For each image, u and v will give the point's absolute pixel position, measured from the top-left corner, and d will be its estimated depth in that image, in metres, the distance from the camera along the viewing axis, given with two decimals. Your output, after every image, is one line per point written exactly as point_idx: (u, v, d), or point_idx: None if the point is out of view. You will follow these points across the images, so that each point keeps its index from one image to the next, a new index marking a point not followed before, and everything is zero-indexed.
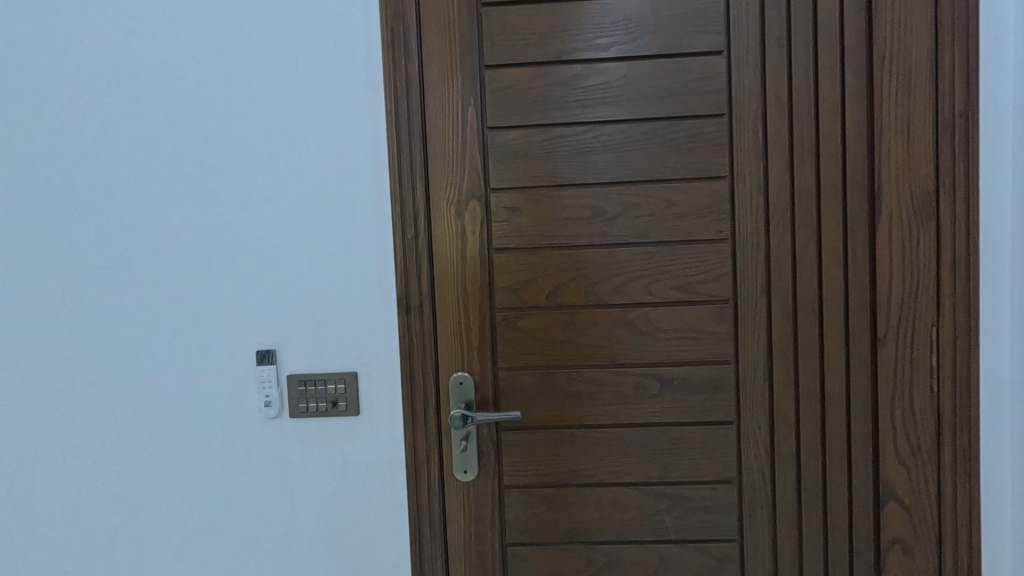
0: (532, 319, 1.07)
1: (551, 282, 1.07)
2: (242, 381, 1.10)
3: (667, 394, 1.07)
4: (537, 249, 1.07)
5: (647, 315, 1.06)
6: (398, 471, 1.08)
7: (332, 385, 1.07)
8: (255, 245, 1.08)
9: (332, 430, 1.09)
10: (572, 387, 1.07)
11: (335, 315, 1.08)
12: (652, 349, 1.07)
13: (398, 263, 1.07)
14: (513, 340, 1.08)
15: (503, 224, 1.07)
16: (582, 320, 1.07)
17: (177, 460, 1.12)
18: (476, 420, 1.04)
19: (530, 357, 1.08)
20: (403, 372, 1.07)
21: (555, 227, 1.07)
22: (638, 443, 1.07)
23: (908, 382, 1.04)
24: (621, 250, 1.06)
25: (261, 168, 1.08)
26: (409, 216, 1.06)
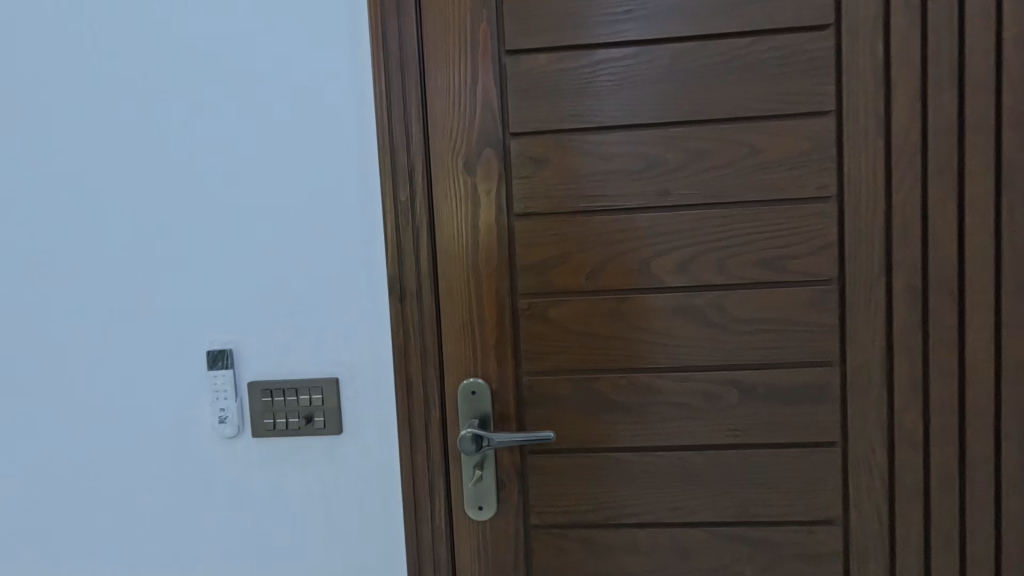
0: (566, 308, 0.81)
1: (591, 259, 0.80)
2: (185, 391, 0.83)
3: (746, 407, 0.80)
4: (572, 215, 0.80)
5: (721, 303, 0.79)
6: (395, 507, 0.84)
7: (306, 395, 0.83)
8: (201, 215, 0.82)
9: (307, 454, 0.84)
10: (620, 398, 0.81)
11: (309, 303, 0.83)
12: (727, 347, 0.79)
13: (388, 235, 0.81)
14: (540, 336, 0.81)
15: (527, 183, 0.80)
16: (632, 308, 0.80)
17: (107, 499, 0.86)
18: (491, 443, 0.79)
19: (563, 360, 0.81)
20: (398, 379, 0.82)
21: (596, 186, 0.80)
22: (708, 471, 0.81)
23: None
24: (685, 215, 0.78)
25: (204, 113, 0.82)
26: (402, 173, 0.80)
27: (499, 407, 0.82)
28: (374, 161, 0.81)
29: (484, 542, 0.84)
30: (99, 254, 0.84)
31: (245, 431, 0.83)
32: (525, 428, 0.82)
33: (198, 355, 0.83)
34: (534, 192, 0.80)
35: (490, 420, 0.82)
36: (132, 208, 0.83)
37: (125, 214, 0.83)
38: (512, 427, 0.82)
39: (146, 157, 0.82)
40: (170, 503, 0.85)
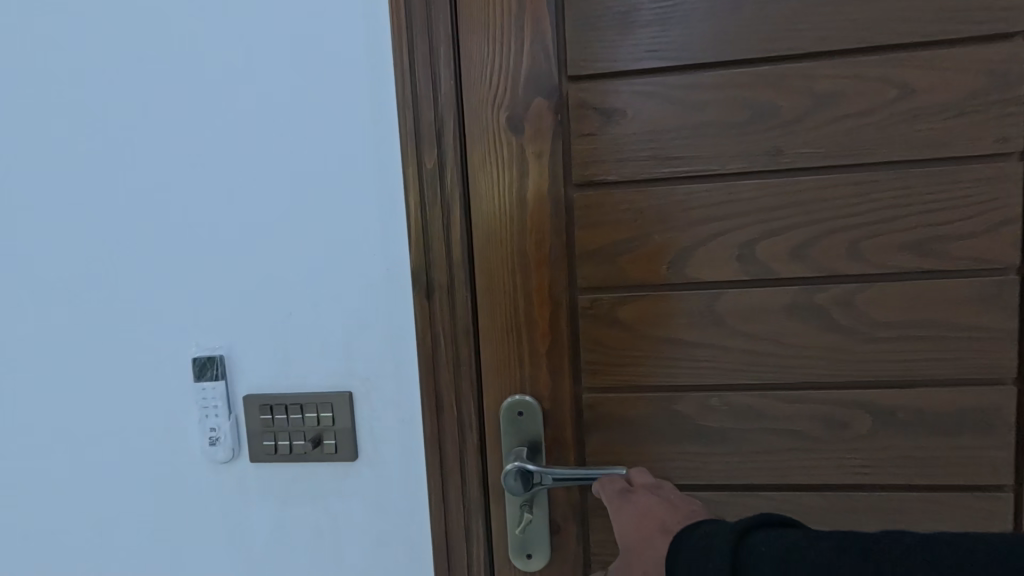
0: (639, 307, 0.62)
1: (674, 243, 0.61)
2: (171, 407, 0.69)
3: (881, 437, 0.60)
4: (649, 184, 0.61)
5: (849, 300, 0.59)
6: (425, 549, 0.68)
7: (313, 413, 0.67)
8: (183, 192, 0.67)
9: (316, 483, 0.69)
10: (708, 422, 0.63)
11: (316, 300, 0.67)
12: (856, 359, 0.60)
13: (411, 213, 0.64)
14: (606, 342, 0.63)
15: (589, 144, 0.61)
16: (727, 307, 0.61)
17: (87, 534, 0.72)
18: (543, 476, 0.61)
19: (635, 373, 0.63)
20: (426, 395, 0.65)
21: (682, 145, 0.60)
22: (826, 519, 0.62)
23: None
24: (803, 182, 0.59)
25: (181, 63, 0.65)
26: (428, 134, 0.63)
27: (552, 430, 0.65)
28: (392, 121, 0.64)
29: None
30: (65, 244, 0.69)
31: (242, 455, 0.69)
32: (586, 458, 0.65)
33: (184, 363, 0.68)
34: (600, 155, 0.61)
35: (541, 444, 0.65)
36: (100, 187, 0.68)
37: (93, 191, 0.68)
38: (569, 456, 0.65)
39: (114, 123, 0.67)
40: (158, 540, 0.71)
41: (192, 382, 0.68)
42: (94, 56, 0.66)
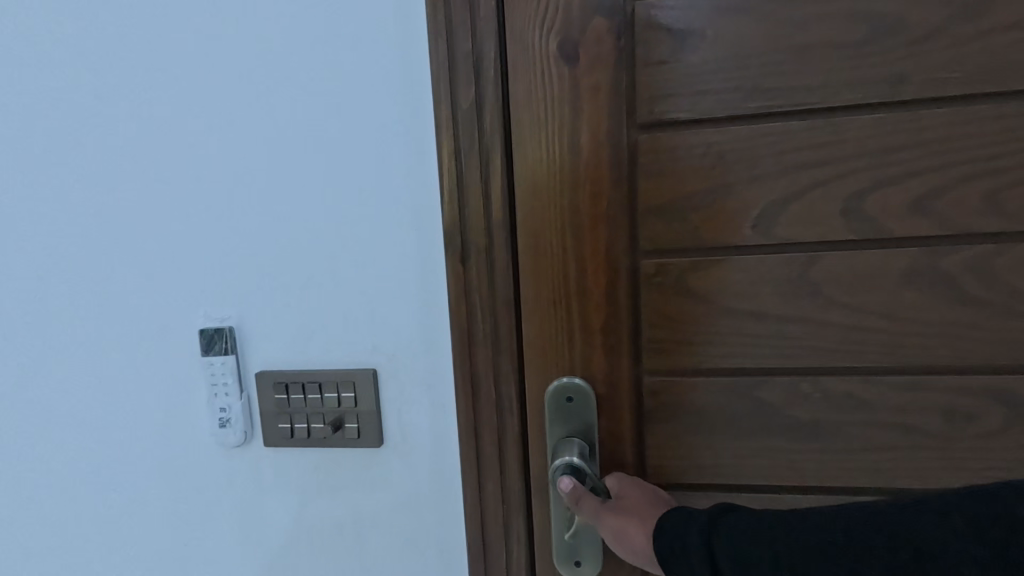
0: (721, 272, 0.55)
1: (761, 197, 0.54)
2: (177, 382, 0.62)
3: (997, 409, 0.54)
4: (738, 122, 0.54)
5: (983, 264, 0.53)
6: (458, 551, 0.60)
7: (333, 393, 0.60)
8: (189, 139, 0.59)
9: (336, 472, 0.61)
10: (799, 412, 0.56)
11: (336, 263, 0.59)
12: (982, 332, 0.54)
13: (444, 161, 0.54)
14: (677, 315, 0.56)
15: (665, 75, 0.53)
16: (827, 276, 0.55)
17: (86, 530, 0.66)
18: (596, 481, 0.53)
19: (715, 351, 0.56)
20: (461, 373, 0.57)
21: (782, 73, 0.52)
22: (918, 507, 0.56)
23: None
24: (928, 121, 0.52)
25: None
26: (463, 67, 0.53)
27: (606, 421, 0.58)
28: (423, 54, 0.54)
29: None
30: (56, 205, 0.62)
31: (254, 439, 0.62)
32: (645, 442, 0.58)
33: (190, 335, 0.61)
34: (677, 90, 0.53)
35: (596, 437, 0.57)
36: (99, 138, 0.60)
37: (91, 140, 0.61)
38: (626, 444, 0.58)
39: (111, 63, 0.59)
40: (166, 534, 0.64)
41: (199, 357, 0.61)
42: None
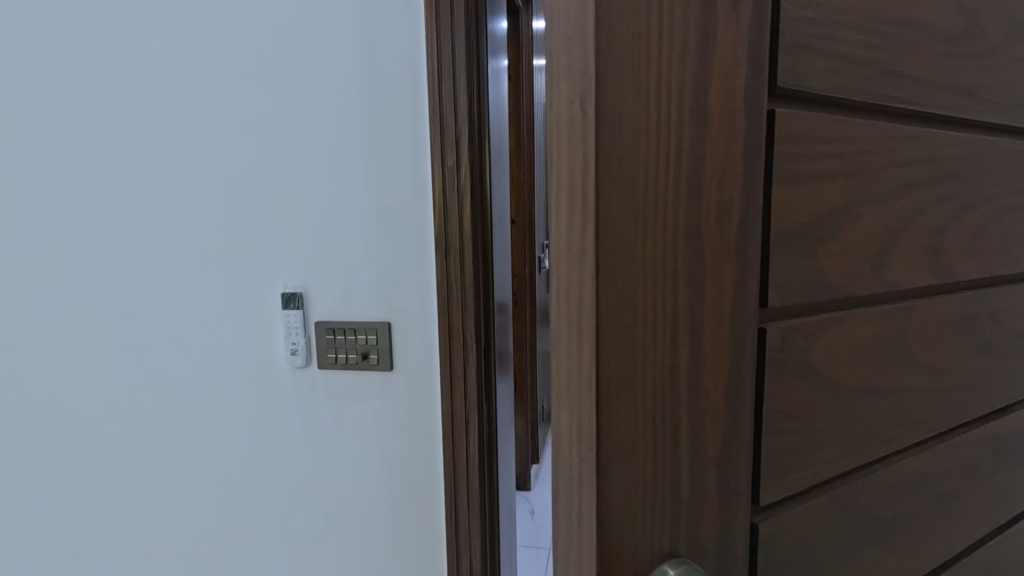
0: (842, 322, 0.43)
1: (870, 218, 0.43)
2: (267, 325, 0.98)
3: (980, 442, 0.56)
4: (861, 113, 0.42)
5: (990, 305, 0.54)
6: (433, 437, 0.94)
7: (363, 335, 0.93)
8: (278, 166, 0.93)
9: (365, 385, 0.95)
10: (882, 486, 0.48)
11: (366, 250, 0.92)
12: (984, 369, 0.55)
13: (436, 197, 0.87)
14: (802, 409, 0.43)
15: (811, 19, 0.38)
16: (914, 316, 0.48)
17: (202, 429, 1.03)
18: None
19: (827, 425, 0.44)
20: (440, 325, 0.90)
21: (901, 53, 0.43)
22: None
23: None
24: (972, 149, 0.49)
25: (282, 80, 0.91)
26: (450, 139, 0.86)
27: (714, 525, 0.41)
28: (424, 131, 0.88)
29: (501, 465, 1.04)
30: (188, 217, 0.97)
31: (312, 363, 0.96)
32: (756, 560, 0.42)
33: (274, 296, 0.96)
34: (818, 40, 0.39)
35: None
36: (219, 170, 0.95)
37: (214, 167, 0.95)
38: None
39: (231, 123, 0.93)
40: (252, 425, 1.01)
41: (280, 309, 0.96)
42: (215, 66, 0.92)
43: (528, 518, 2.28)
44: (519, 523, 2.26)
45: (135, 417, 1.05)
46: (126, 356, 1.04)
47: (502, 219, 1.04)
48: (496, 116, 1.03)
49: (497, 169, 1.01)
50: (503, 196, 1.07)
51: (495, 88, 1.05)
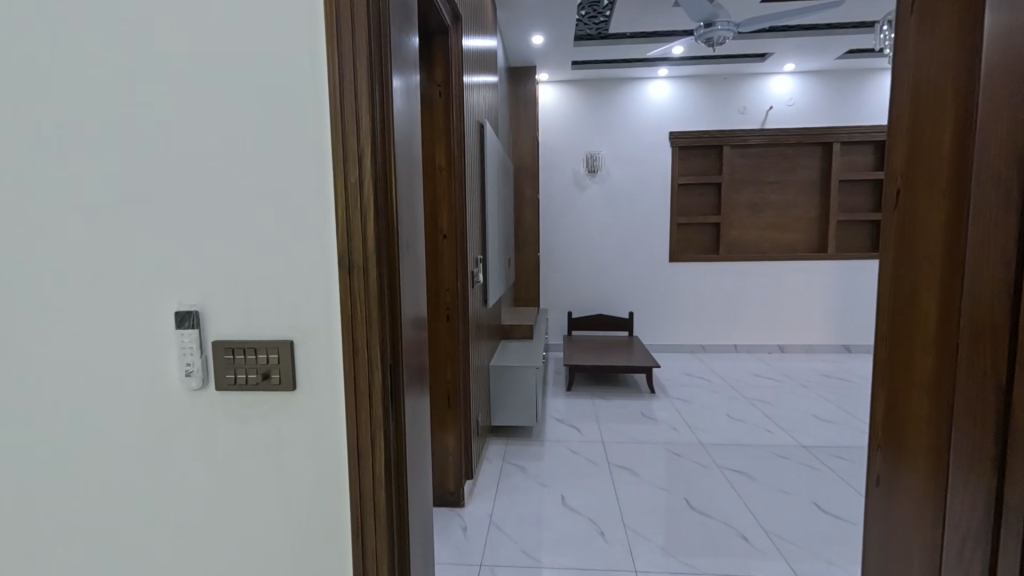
0: None
1: None
2: (160, 347, 0.93)
3: None
4: None
5: None
6: (338, 458, 0.93)
7: (264, 354, 0.90)
8: (174, 182, 0.90)
9: (265, 405, 0.93)
10: None
11: (268, 267, 0.90)
12: None
13: (340, 212, 0.87)
14: None
15: None
16: None
17: (91, 459, 0.96)
18: None
19: None
20: (344, 343, 0.89)
21: None
22: None
23: (912, 368, 0.96)
24: None
25: (175, 94, 0.88)
26: (352, 157, 0.86)
27: None
28: (326, 151, 0.87)
29: (410, 483, 1.04)
30: (76, 233, 0.92)
31: (209, 383, 0.93)
32: None
33: (166, 315, 0.91)
34: None
35: None
36: (112, 185, 0.90)
37: (105, 183, 0.90)
38: None
39: (123, 139, 0.89)
40: (144, 453, 0.96)
41: (173, 329, 0.92)
42: (110, 77, 0.89)
43: (459, 535, 2.26)
44: (450, 539, 2.24)
45: (13, 447, 0.97)
46: (7, 380, 0.96)
47: (410, 234, 1.06)
48: (406, 140, 1.05)
49: (406, 190, 1.04)
50: (414, 215, 1.10)
51: (405, 111, 1.07)
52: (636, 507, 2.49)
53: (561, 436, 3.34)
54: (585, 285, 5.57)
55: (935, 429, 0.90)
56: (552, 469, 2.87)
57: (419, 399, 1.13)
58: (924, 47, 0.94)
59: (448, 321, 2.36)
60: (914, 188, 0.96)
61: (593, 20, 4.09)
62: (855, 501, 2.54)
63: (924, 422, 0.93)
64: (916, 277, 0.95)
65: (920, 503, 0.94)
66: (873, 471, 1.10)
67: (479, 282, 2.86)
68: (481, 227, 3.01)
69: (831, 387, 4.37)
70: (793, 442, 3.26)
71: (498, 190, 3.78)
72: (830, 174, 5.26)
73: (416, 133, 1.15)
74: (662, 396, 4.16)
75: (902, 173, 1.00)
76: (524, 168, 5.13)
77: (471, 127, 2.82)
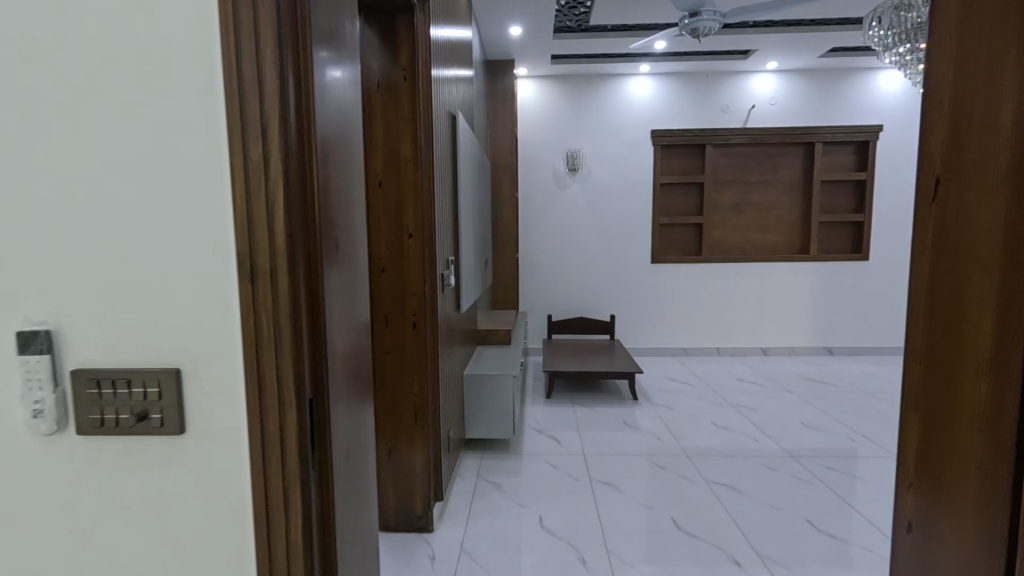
0: None
1: None
2: (3, 379, 0.70)
3: None
4: None
5: None
6: (243, 521, 0.72)
7: (139, 387, 0.69)
8: (16, 158, 0.67)
9: (144, 452, 0.71)
10: None
11: (147, 272, 0.68)
12: None
13: (238, 202, 0.66)
14: None
15: None
16: None
17: None
18: None
19: None
20: (248, 373, 0.68)
21: None
22: None
23: (957, 398, 0.80)
24: None
25: (13, 42, 0.66)
26: (253, 128, 0.65)
27: None
28: (219, 121, 0.66)
29: (345, 540, 0.83)
30: None
31: (69, 426, 0.71)
32: None
33: (7, 337, 0.69)
34: None
35: None
36: None
37: None
38: None
39: None
40: None
41: (17, 355, 0.69)
42: None
43: (426, 565, 2.05)
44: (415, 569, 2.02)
45: None
46: None
47: (347, 231, 0.85)
48: (340, 116, 0.85)
49: (340, 178, 0.83)
50: (351, 210, 0.89)
51: (340, 82, 0.86)
52: (620, 528, 2.31)
53: (539, 448, 3.15)
54: (565, 287, 5.40)
55: (993, 473, 0.74)
56: (530, 486, 2.68)
57: (364, 436, 0.92)
58: (970, 7, 0.78)
59: (415, 329, 2.15)
60: (960, 180, 0.80)
61: (572, 11, 3.92)
62: (850, 519, 2.40)
63: (976, 465, 0.77)
64: (963, 289, 0.79)
65: (970, 559, 0.78)
66: (902, 515, 0.94)
67: (451, 286, 2.64)
68: (453, 227, 2.80)
69: (816, 391, 4.27)
70: (781, 451, 3.12)
71: (473, 187, 3.57)
72: (812, 175, 5.18)
73: (356, 112, 0.95)
74: (645, 402, 4.00)
75: (943, 162, 0.83)
76: (503, 165, 4.92)
77: (441, 118, 2.61)
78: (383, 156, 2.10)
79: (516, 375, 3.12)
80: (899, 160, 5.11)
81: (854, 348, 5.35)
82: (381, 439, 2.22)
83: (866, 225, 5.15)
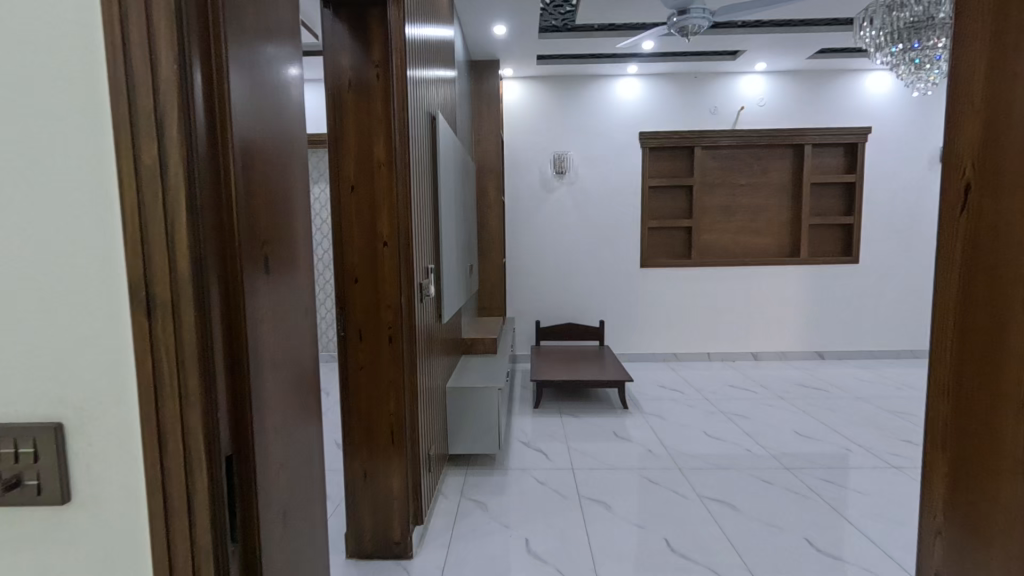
0: None
1: None
2: None
3: None
4: None
5: None
6: None
7: (12, 448, 0.55)
8: None
9: (20, 526, 0.58)
10: None
11: (12, 301, 0.55)
12: None
13: (128, 216, 0.53)
14: None
15: None
16: None
17: None
18: None
19: None
20: (146, 430, 0.55)
21: None
22: None
23: (1002, 446, 0.68)
24: None
25: None
26: (143, 124, 0.52)
27: None
28: (101, 113, 0.53)
29: None
30: None
31: None
32: None
33: None
34: None
35: None
36: None
37: None
38: None
39: None
40: None
41: None
42: None
43: None
44: None
45: None
46: None
47: (285, 245, 0.72)
48: (276, 112, 0.71)
49: (276, 185, 0.70)
50: (294, 223, 0.76)
51: (278, 72, 0.73)
52: (610, 550, 2.19)
53: (526, 462, 3.03)
54: (553, 292, 5.29)
55: None
56: (515, 505, 2.56)
57: (315, 485, 0.80)
58: None
59: (391, 342, 2.02)
60: (997, 187, 0.69)
61: (557, 10, 3.80)
62: (848, 536, 2.31)
63: (1023, 524, 0.66)
64: (1006, 315, 0.68)
65: None
66: (928, 564, 0.83)
67: (430, 295, 2.51)
68: (432, 233, 2.67)
69: (808, 397, 4.20)
70: (775, 463, 3.02)
71: (456, 191, 3.45)
72: (802, 177, 5.13)
73: (302, 108, 0.82)
74: (635, 411, 3.90)
75: (977, 166, 0.72)
76: (488, 168, 4.80)
77: (419, 118, 2.48)
78: (356, 159, 1.97)
79: (501, 388, 2.99)
80: (888, 162, 5.07)
81: (844, 352, 5.30)
82: (355, 460, 2.09)
83: (855, 228, 5.10)
